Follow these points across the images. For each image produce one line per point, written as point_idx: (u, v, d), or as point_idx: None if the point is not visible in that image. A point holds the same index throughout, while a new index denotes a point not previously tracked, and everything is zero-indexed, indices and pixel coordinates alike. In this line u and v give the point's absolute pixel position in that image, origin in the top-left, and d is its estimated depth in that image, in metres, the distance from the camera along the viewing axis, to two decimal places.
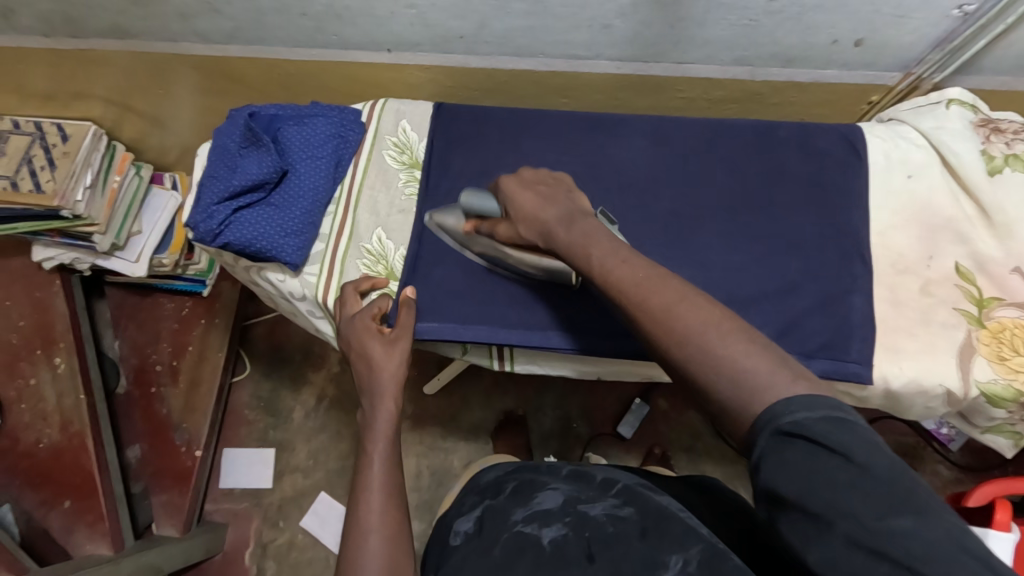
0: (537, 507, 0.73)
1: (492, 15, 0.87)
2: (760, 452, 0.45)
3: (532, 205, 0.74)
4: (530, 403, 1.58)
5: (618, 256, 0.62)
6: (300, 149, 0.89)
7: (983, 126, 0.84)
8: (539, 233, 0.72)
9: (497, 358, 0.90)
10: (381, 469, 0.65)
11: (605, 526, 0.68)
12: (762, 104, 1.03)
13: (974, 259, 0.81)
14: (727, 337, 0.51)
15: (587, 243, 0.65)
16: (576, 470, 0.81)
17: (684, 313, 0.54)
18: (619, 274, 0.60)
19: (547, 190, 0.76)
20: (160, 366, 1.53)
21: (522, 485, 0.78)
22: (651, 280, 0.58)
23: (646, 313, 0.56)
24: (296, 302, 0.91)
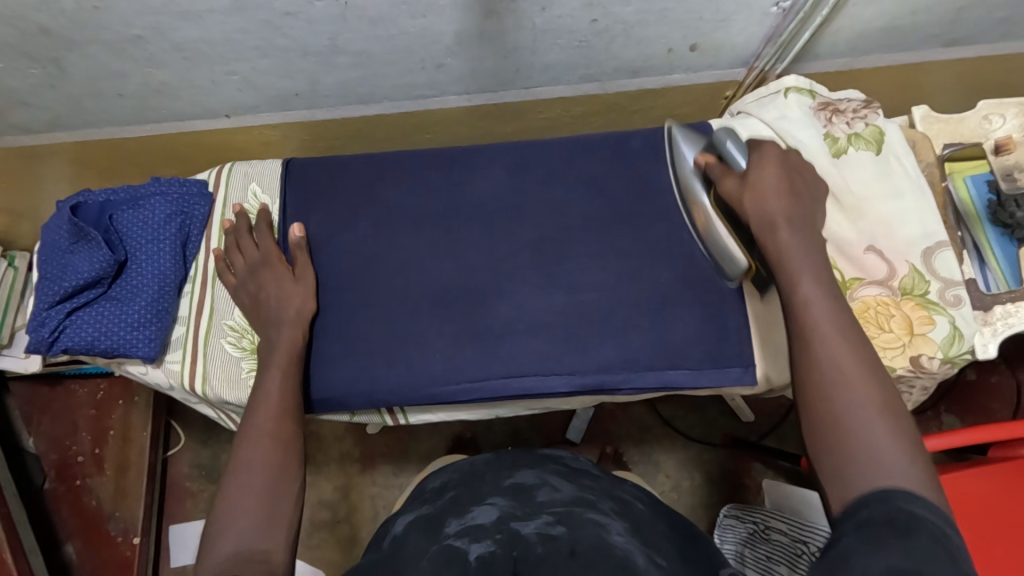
0: (471, 522, 0.71)
1: (320, 71, 0.86)
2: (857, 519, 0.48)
3: (777, 185, 0.68)
4: (476, 425, 1.56)
5: (819, 275, 0.62)
6: (138, 235, 0.83)
7: (823, 109, 0.84)
8: (761, 222, 0.67)
9: (387, 414, 0.87)
10: (265, 442, 0.69)
11: (534, 544, 0.65)
12: (626, 113, 1.03)
13: (836, 245, 0.80)
14: (882, 430, 0.53)
15: (800, 265, 0.63)
16: (518, 485, 0.78)
17: (858, 387, 0.55)
18: (821, 316, 0.59)
19: (790, 177, 0.70)
20: (82, 457, 1.44)
21: (463, 498, 0.77)
22: (849, 333, 0.58)
23: (819, 371, 0.57)
24: (168, 392, 0.86)
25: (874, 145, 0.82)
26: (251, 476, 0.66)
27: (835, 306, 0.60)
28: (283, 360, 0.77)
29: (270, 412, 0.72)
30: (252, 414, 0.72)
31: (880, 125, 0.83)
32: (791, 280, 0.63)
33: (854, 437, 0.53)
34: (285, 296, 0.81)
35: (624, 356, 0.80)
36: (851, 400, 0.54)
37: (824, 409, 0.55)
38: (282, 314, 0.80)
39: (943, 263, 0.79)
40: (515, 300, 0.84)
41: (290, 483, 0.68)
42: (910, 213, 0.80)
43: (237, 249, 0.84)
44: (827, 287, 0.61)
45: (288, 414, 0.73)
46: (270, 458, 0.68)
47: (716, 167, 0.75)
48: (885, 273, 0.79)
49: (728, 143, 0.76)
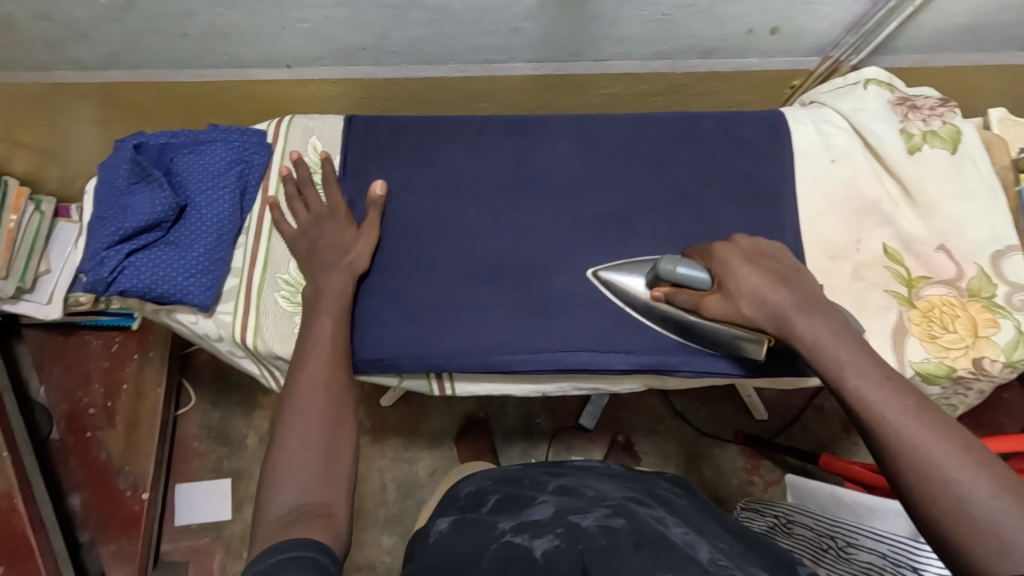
0: (526, 519, 0.69)
1: (393, 25, 0.84)
2: None
3: (760, 288, 0.67)
4: (491, 404, 1.55)
5: (859, 369, 0.57)
6: (198, 181, 0.81)
7: (901, 104, 0.83)
8: (775, 318, 0.66)
9: (436, 379, 0.86)
10: (314, 398, 0.66)
11: (597, 536, 0.62)
12: (687, 95, 1.01)
13: (900, 240, 0.81)
14: (1003, 505, 0.47)
15: (835, 352, 0.59)
16: (564, 486, 0.77)
17: (963, 473, 0.49)
18: (879, 401, 0.54)
19: (772, 267, 0.69)
20: (93, 409, 1.43)
21: (509, 499, 0.76)
22: (922, 415, 0.53)
23: (914, 471, 0.50)
24: (215, 344, 0.85)
25: (950, 143, 0.81)
26: (303, 427, 0.64)
27: (886, 384, 0.55)
28: (332, 305, 0.76)
29: (314, 361, 0.70)
30: (301, 366, 0.70)
31: (957, 124, 0.82)
32: (833, 367, 0.59)
33: (993, 532, 0.46)
34: (344, 241, 0.80)
35: (683, 337, 0.79)
36: (934, 458, 0.50)
37: (932, 508, 0.49)
38: (340, 262, 0.79)
39: (1013, 266, 0.78)
40: (575, 274, 0.83)
41: (344, 434, 0.65)
42: (981, 215, 0.80)
43: (298, 194, 0.83)
44: (874, 369, 0.57)
45: (337, 365, 0.71)
46: (324, 409, 0.65)
47: (684, 297, 0.74)
48: (953, 273, 0.79)
49: (678, 266, 0.72)
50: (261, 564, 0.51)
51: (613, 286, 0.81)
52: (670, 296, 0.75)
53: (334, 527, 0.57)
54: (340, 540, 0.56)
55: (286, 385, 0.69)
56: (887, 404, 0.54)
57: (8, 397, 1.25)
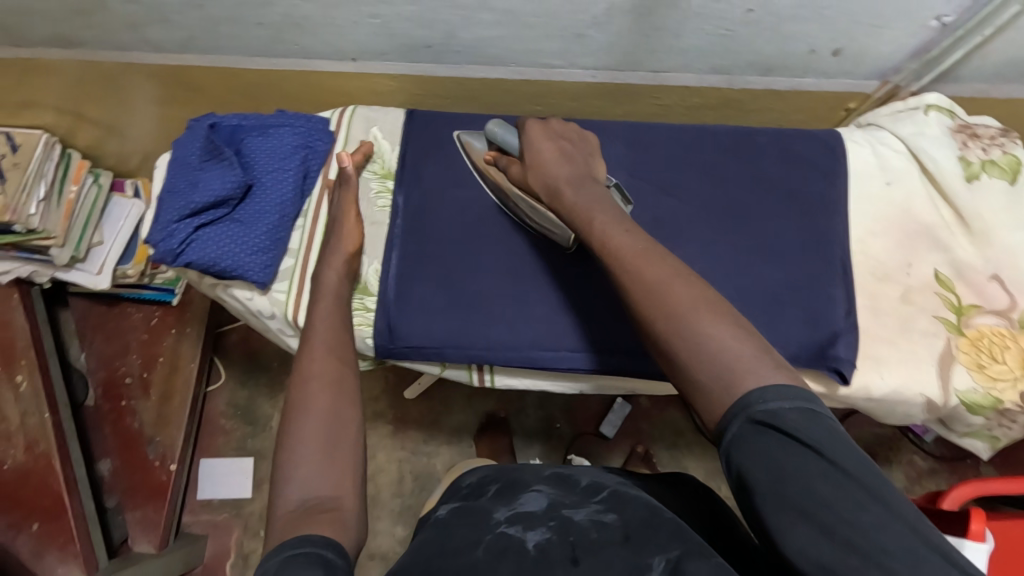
0: (520, 509, 0.70)
1: (460, 25, 0.86)
2: (735, 434, 0.49)
3: (552, 156, 0.77)
4: (512, 405, 1.57)
5: (609, 223, 0.66)
6: (265, 161, 0.85)
7: (960, 131, 0.83)
8: (549, 191, 0.75)
9: (476, 371, 0.88)
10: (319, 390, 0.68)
11: (589, 530, 0.65)
12: (739, 111, 1.02)
13: (952, 266, 0.80)
14: (714, 325, 0.54)
15: (596, 210, 0.68)
16: (559, 473, 0.77)
17: (679, 297, 0.56)
18: (622, 245, 0.62)
19: (568, 148, 0.79)
20: (130, 379, 1.47)
21: (506, 485, 0.76)
22: (649, 256, 0.60)
23: (643, 301, 0.58)
24: (266, 321, 0.88)
25: (1009, 173, 0.81)
26: (308, 421, 0.65)
27: (627, 233, 0.63)
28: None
29: (317, 354, 0.72)
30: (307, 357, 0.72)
31: (1017, 155, 0.82)
32: (589, 223, 0.67)
33: (700, 346, 0.53)
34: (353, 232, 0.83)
35: None
36: (660, 289, 0.57)
37: (660, 332, 0.56)
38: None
39: None
40: None
41: (348, 425, 0.66)
42: None
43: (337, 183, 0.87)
44: (618, 218, 0.66)
45: (342, 356, 0.72)
46: (326, 403, 0.67)
47: (505, 160, 0.84)
48: (1005, 304, 0.78)
49: (498, 131, 0.85)
50: (269, 561, 0.53)
51: (467, 150, 0.89)
52: (495, 163, 0.86)
53: (342, 519, 0.58)
54: (348, 532, 0.57)
55: (294, 373, 0.71)
56: (625, 248, 0.61)
57: (53, 360, 1.30)
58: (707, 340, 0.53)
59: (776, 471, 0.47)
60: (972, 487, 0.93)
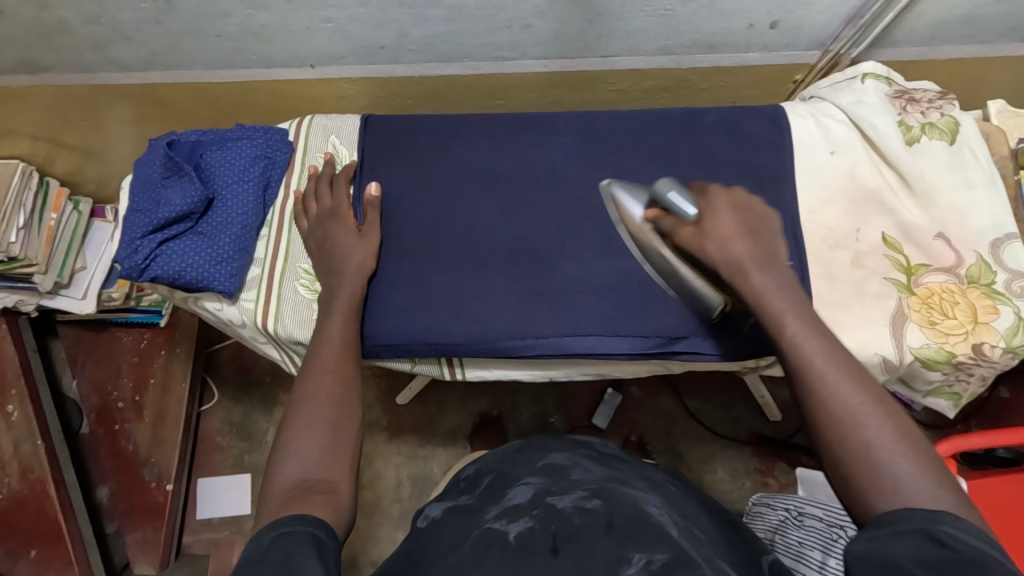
0: (507, 503, 0.66)
1: (410, 23, 0.89)
2: (897, 529, 0.47)
3: (730, 227, 0.67)
4: (505, 403, 1.58)
5: (791, 317, 0.61)
6: (225, 175, 0.87)
7: (898, 97, 0.85)
8: (731, 266, 0.65)
9: (447, 365, 0.90)
10: (330, 384, 0.71)
11: (571, 517, 0.60)
12: (694, 91, 1.04)
13: (899, 228, 0.82)
14: (901, 452, 0.52)
15: (771, 302, 0.62)
16: (550, 464, 0.73)
17: (870, 427, 0.53)
18: (813, 351, 0.58)
19: (760, 208, 0.69)
20: (122, 402, 1.49)
21: (498, 480, 0.72)
22: (848, 370, 0.57)
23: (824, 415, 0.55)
24: (238, 330, 0.90)
25: (948, 135, 0.83)
26: (314, 408, 0.67)
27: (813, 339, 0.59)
28: (345, 304, 0.80)
29: (330, 349, 0.75)
30: (316, 357, 0.74)
31: (955, 115, 0.84)
32: (772, 315, 0.62)
33: (874, 472, 0.52)
34: (352, 249, 0.83)
35: (690, 325, 0.81)
36: (852, 416, 0.54)
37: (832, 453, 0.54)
38: (348, 264, 0.82)
39: (1012, 254, 0.79)
40: (584, 263, 0.85)
41: (351, 418, 0.69)
42: (981, 205, 0.81)
43: (316, 194, 0.87)
44: (809, 318, 0.60)
45: (350, 354, 0.75)
46: (333, 393, 0.70)
47: (669, 222, 0.71)
48: (951, 261, 0.80)
49: (671, 194, 0.71)
50: (262, 538, 0.52)
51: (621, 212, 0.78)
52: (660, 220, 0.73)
53: (334, 500, 0.59)
54: (340, 511, 0.59)
55: (304, 368, 0.73)
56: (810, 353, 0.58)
57: (44, 388, 1.31)
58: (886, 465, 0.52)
59: (919, 559, 0.44)
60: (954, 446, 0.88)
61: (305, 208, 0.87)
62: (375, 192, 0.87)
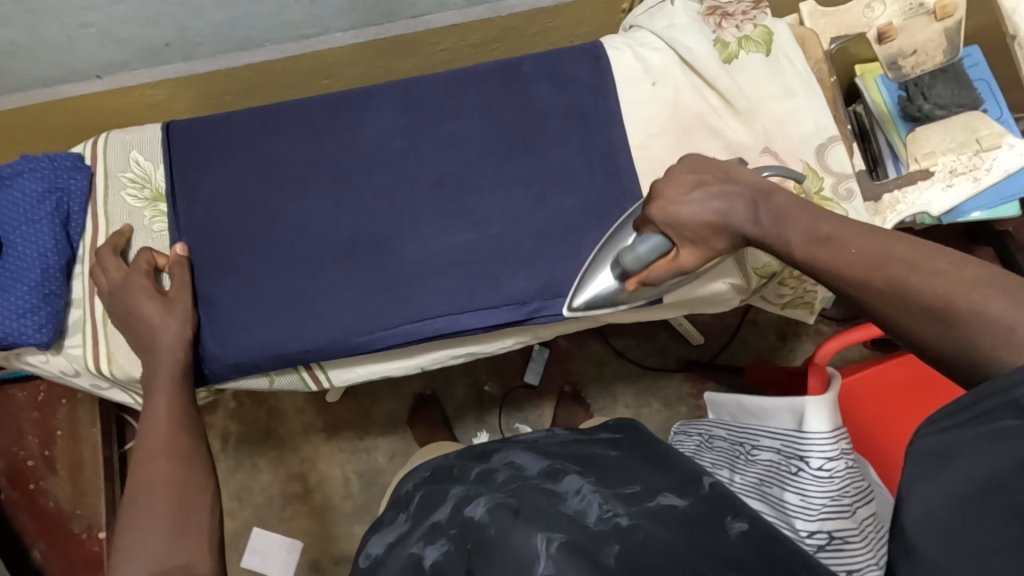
0: (430, 524, 0.64)
1: (184, 14, 0.80)
2: (979, 409, 0.40)
3: (710, 216, 0.67)
4: (438, 380, 1.51)
5: (818, 236, 0.59)
6: (10, 217, 0.78)
7: (712, 14, 0.82)
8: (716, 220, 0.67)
9: (307, 372, 0.86)
10: (169, 471, 0.66)
11: (485, 526, 0.58)
12: (525, 36, 1.00)
13: (728, 148, 0.80)
14: (985, 293, 0.47)
15: (785, 226, 0.62)
16: (484, 471, 0.71)
17: (941, 274, 0.49)
18: (839, 255, 0.57)
19: (713, 185, 0.68)
20: (32, 460, 1.32)
21: (428, 499, 0.70)
22: (883, 251, 0.54)
23: (896, 300, 0.52)
24: (76, 380, 0.84)
25: (765, 46, 0.81)
26: (147, 494, 0.64)
27: (853, 247, 0.56)
28: (168, 379, 0.74)
29: (157, 432, 0.70)
30: (140, 445, 0.69)
31: (768, 25, 0.82)
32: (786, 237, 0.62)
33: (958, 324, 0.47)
34: (163, 322, 0.76)
35: (538, 286, 0.79)
36: (917, 291, 0.50)
37: (915, 327, 0.50)
38: (156, 339, 0.76)
39: (836, 158, 0.79)
40: (421, 242, 0.82)
41: (200, 496, 0.65)
42: (802, 111, 0.80)
43: (102, 273, 0.79)
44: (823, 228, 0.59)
45: (185, 436, 0.70)
46: (169, 474, 0.66)
47: (662, 271, 0.73)
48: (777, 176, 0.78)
49: (642, 250, 0.72)
50: None
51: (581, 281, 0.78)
52: (648, 280, 0.74)
53: None
54: None
55: (134, 460, 0.68)
56: (842, 261, 0.56)
57: None
58: (971, 304, 0.47)
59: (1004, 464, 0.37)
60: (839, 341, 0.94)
61: (97, 286, 0.79)
62: (181, 253, 0.81)
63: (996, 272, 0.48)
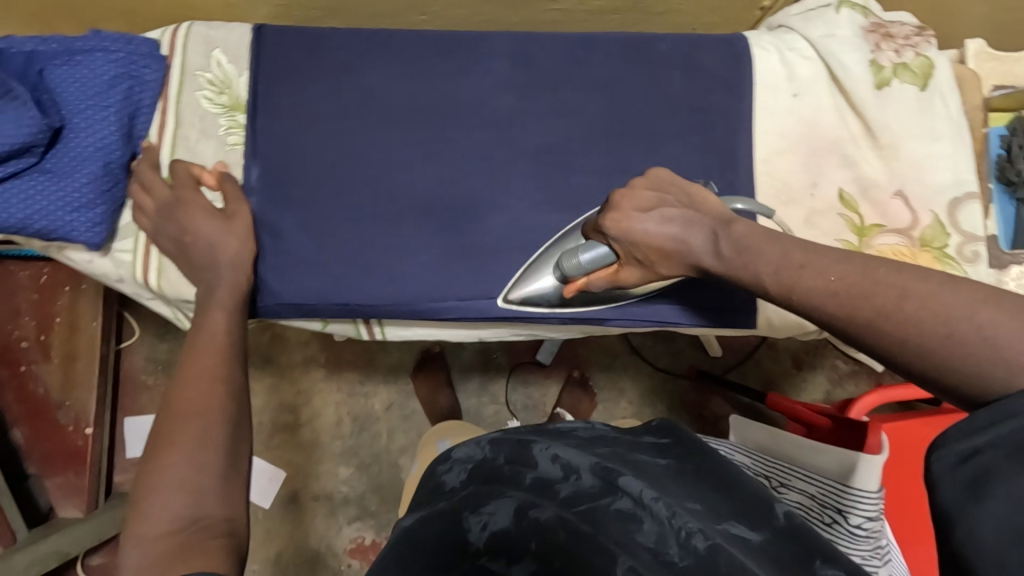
0: (491, 525, 0.51)
1: None
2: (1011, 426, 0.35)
3: (667, 240, 0.63)
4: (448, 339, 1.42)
5: (793, 263, 0.54)
6: (76, 97, 0.70)
7: (873, 31, 0.75)
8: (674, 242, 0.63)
9: (363, 325, 0.80)
10: (216, 393, 0.60)
11: (579, 555, 0.46)
12: (648, 13, 0.91)
13: (857, 184, 0.75)
14: (989, 318, 0.41)
15: (750, 257, 0.57)
16: (537, 473, 0.57)
17: (942, 296, 0.44)
18: (811, 282, 0.51)
19: (669, 207, 0.64)
20: (26, 342, 1.18)
21: (472, 496, 0.56)
22: (849, 280, 0.49)
23: (886, 332, 0.45)
24: (116, 285, 0.78)
25: (921, 79, 0.75)
26: (195, 425, 0.57)
27: (830, 273, 0.50)
28: (228, 296, 0.68)
29: (211, 358, 0.63)
30: (194, 361, 0.62)
31: (931, 56, 0.75)
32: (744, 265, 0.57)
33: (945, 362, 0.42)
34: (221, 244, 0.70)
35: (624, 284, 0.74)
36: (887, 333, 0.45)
37: (913, 358, 0.44)
38: (210, 258, 0.69)
39: (968, 215, 0.73)
40: (512, 215, 0.75)
41: (244, 437, 0.60)
42: (944, 158, 0.74)
43: (144, 192, 0.71)
44: (779, 255, 0.55)
45: (229, 359, 0.63)
46: (222, 408, 0.59)
47: (602, 281, 0.69)
48: (907, 221, 0.74)
49: (581, 257, 0.68)
50: None
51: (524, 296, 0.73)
52: (588, 289, 0.70)
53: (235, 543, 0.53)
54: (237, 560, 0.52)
55: (180, 374, 0.61)
56: None
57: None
58: (981, 329, 0.41)
59: None
60: (876, 395, 1.00)
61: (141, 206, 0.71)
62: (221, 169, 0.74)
63: (998, 292, 0.43)
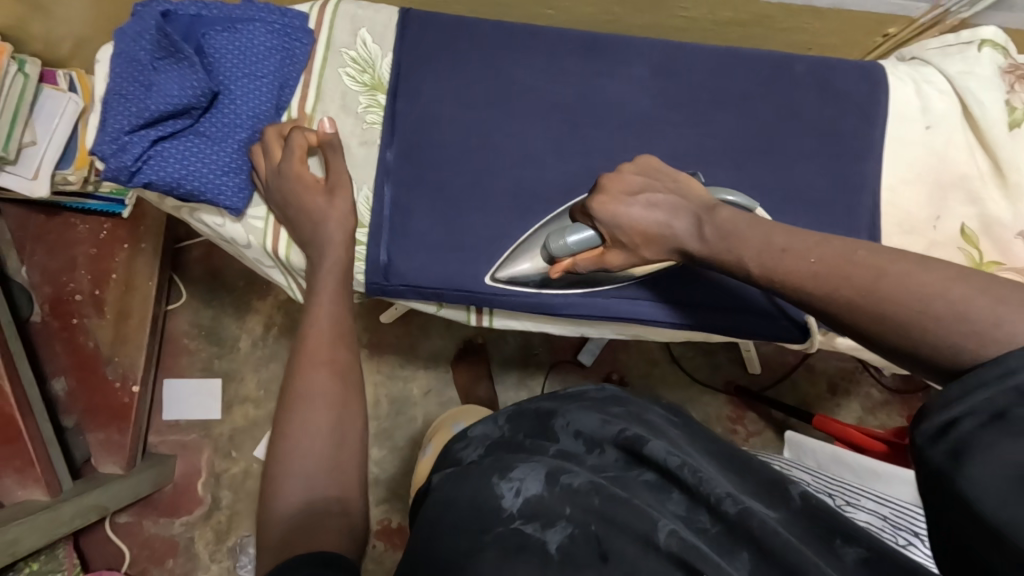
0: (521, 490, 0.49)
1: None
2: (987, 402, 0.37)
3: (652, 225, 0.65)
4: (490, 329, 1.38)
5: (773, 247, 0.56)
6: (234, 66, 0.72)
7: (1010, 72, 0.77)
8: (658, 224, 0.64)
9: (475, 312, 0.82)
10: (322, 377, 0.59)
11: (614, 517, 0.47)
12: (772, 29, 0.92)
13: (981, 221, 0.76)
14: (962, 292, 0.43)
15: (734, 241, 0.59)
16: (561, 444, 0.55)
17: (911, 276, 0.46)
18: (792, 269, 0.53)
19: (654, 194, 0.66)
20: (81, 295, 1.13)
21: (495, 461, 0.54)
22: (835, 263, 0.50)
23: (864, 312, 0.47)
24: (241, 250, 0.78)
25: None
26: (309, 410, 0.57)
27: (812, 258, 0.52)
28: (336, 274, 0.68)
29: (322, 339, 0.62)
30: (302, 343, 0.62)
31: None
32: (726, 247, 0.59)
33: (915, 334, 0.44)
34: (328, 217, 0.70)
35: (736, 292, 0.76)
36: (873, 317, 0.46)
37: (891, 337, 0.46)
38: (330, 237, 0.70)
39: None
40: None
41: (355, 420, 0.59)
42: None
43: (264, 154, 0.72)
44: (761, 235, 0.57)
45: (339, 340, 0.63)
46: (331, 392, 0.59)
47: (587, 263, 0.70)
48: None
49: (569, 238, 0.69)
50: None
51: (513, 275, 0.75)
52: (574, 270, 0.71)
53: (350, 527, 0.53)
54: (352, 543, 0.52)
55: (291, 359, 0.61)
56: None
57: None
58: (953, 303, 0.43)
59: None
60: None
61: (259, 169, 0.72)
62: (329, 131, 0.73)
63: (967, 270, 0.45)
